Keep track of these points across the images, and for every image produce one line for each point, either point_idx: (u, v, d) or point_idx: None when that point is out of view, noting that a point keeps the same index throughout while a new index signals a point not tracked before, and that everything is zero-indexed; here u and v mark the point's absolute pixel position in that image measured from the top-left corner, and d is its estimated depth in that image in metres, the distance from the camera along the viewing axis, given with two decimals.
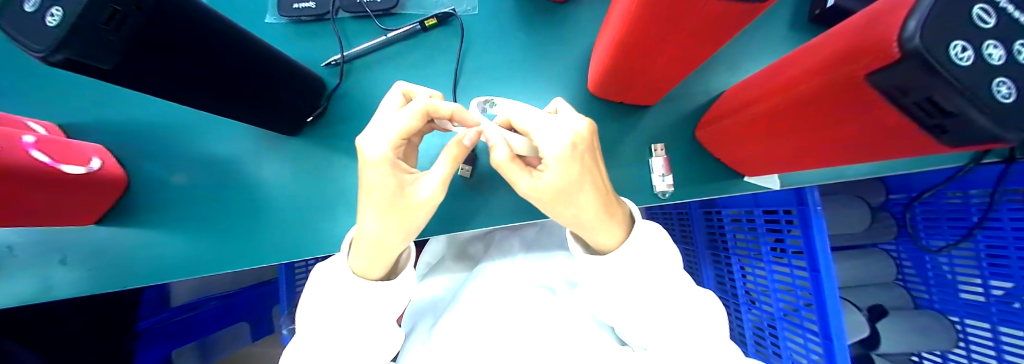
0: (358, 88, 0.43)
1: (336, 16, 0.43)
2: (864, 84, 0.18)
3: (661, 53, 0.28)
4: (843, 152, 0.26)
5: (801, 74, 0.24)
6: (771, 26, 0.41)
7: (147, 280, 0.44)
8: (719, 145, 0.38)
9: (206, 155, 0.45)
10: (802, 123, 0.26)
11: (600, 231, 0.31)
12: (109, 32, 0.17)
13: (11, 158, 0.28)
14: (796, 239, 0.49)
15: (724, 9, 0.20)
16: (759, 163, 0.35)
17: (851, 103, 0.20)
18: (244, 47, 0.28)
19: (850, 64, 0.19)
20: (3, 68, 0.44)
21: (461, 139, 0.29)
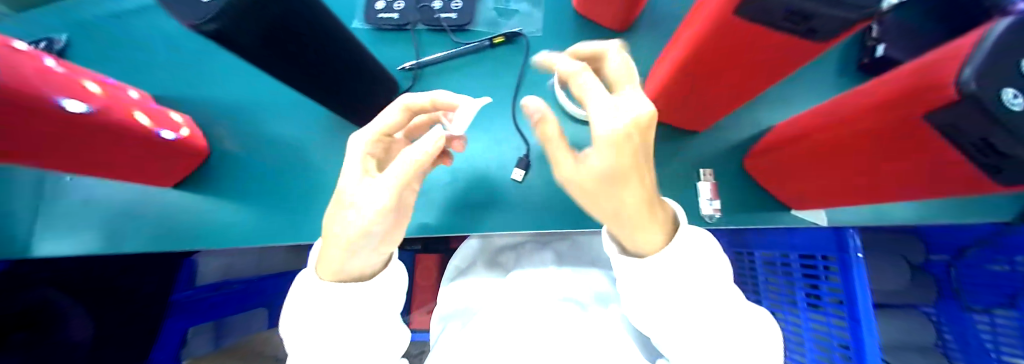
0: (424, 90, 0.47)
1: (415, 27, 0.48)
2: (914, 125, 0.21)
3: (721, 84, 0.32)
4: (892, 187, 0.28)
5: (853, 111, 0.26)
6: (817, 73, 0.45)
7: (202, 243, 0.48)
8: (766, 176, 0.40)
9: (287, 140, 0.51)
10: (852, 159, 0.28)
11: (639, 231, 0.25)
12: (246, 10, 0.20)
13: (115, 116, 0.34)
14: (834, 287, 0.47)
15: (789, 48, 0.23)
16: (807, 196, 0.37)
17: (901, 141, 0.23)
18: (331, 45, 0.31)
19: (897, 108, 0.22)
20: (143, 54, 0.54)
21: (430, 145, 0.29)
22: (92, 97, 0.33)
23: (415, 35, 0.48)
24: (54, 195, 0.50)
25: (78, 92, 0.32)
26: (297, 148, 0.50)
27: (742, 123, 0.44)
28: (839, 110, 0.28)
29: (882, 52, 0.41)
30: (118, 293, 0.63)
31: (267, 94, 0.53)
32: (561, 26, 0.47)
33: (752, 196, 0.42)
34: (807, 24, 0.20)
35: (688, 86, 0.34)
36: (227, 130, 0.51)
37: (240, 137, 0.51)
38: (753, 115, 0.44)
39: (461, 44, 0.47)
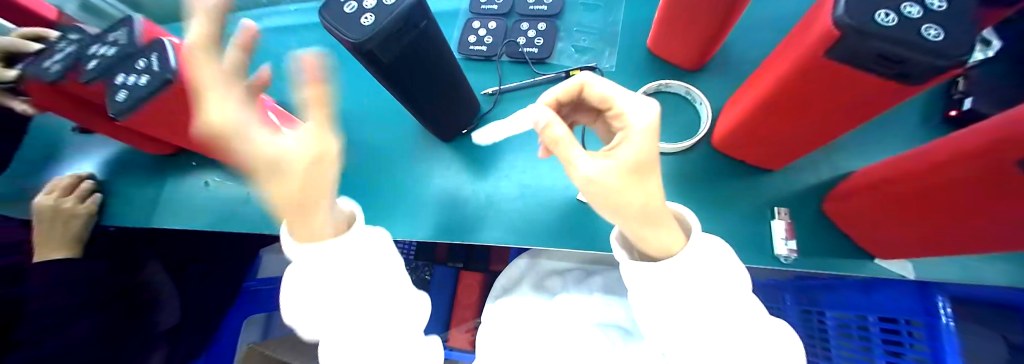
0: (503, 113, 0.52)
1: (499, 58, 0.54)
2: (1013, 172, 0.20)
3: (797, 123, 0.33)
4: (1002, 239, 0.26)
5: (946, 157, 0.26)
6: (894, 121, 0.46)
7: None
8: (852, 220, 0.39)
9: (373, 146, 0.56)
10: (947, 207, 0.27)
11: (659, 228, 0.29)
12: (393, 37, 0.27)
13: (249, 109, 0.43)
14: (921, 355, 0.47)
15: (870, 92, 0.24)
16: (901, 244, 0.35)
17: (1004, 189, 0.22)
18: (443, 77, 0.38)
19: (996, 155, 0.21)
20: (265, 64, 0.64)
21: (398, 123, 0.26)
22: None
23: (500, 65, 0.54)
24: (188, 175, 0.61)
25: None
26: (380, 154, 0.55)
27: (820, 166, 0.45)
28: (931, 155, 0.28)
29: (969, 106, 0.41)
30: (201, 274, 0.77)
31: (362, 104, 0.59)
32: (634, 63, 0.52)
33: (831, 238, 0.42)
34: (894, 68, 0.20)
35: (762, 120, 0.35)
36: None
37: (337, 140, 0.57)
38: (832, 160, 0.45)
39: (539, 74, 0.53)
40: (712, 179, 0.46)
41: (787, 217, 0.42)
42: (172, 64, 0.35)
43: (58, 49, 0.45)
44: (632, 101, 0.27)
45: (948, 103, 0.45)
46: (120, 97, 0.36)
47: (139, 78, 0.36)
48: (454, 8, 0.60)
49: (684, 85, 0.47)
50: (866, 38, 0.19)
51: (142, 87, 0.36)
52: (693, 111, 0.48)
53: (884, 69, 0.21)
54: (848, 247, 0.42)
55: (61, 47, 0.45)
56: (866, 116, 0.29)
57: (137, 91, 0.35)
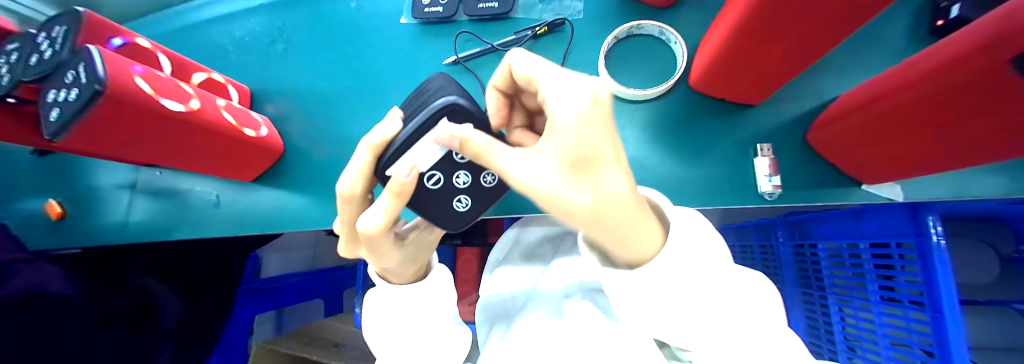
0: (471, 79, 0.50)
1: (459, 18, 0.52)
2: (1005, 75, 0.18)
3: (773, 52, 0.30)
4: (990, 148, 0.24)
5: (928, 68, 0.24)
6: (882, 35, 0.43)
7: (271, 226, 0.53)
8: (836, 148, 0.38)
9: (341, 130, 0.53)
10: (933, 120, 0.25)
11: (627, 231, 0.17)
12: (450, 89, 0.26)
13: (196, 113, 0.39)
14: (912, 276, 0.46)
15: (847, 6, 0.22)
16: (885, 165, 0.34)
17: (996, 93, 0.20)
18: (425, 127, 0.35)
19: (986, 56, 0.19)
20: (214, 55, 0.60)
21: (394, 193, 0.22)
22: (187, 98, 0.39)
23: (460, 28, 0.51)
24: None
25: (176, 95, 0.38)
26: (350, 139, 0.53)
27: (804, 93, 0.43)
28: (916, 64, 0.26)
29: (957, 12, 0.38)
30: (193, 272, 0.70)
31: (320, 87, 0.55)
32: (603, 7, 0.48)
33: (811, 169, 0.42)
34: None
35: (738, 53, 0.33)
36: (288, 122, 0.55)
37: (304, 129, 0.54)
38: (814, 87, 0.43)
39: (503, 31, 0.50)
40: (693, 124, 0.45)
41: (769, 154, 0.42)
42: (100, 72, 0.29)
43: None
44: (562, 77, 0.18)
45: (936, 12, 0.41)
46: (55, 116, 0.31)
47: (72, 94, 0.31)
48: None
49: (656, 24, 0.44)
50: None
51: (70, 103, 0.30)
52: (667, 51, 0.46)
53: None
54: (834, 176, 0.41)
55: None
56: (846, 31, 0.27)
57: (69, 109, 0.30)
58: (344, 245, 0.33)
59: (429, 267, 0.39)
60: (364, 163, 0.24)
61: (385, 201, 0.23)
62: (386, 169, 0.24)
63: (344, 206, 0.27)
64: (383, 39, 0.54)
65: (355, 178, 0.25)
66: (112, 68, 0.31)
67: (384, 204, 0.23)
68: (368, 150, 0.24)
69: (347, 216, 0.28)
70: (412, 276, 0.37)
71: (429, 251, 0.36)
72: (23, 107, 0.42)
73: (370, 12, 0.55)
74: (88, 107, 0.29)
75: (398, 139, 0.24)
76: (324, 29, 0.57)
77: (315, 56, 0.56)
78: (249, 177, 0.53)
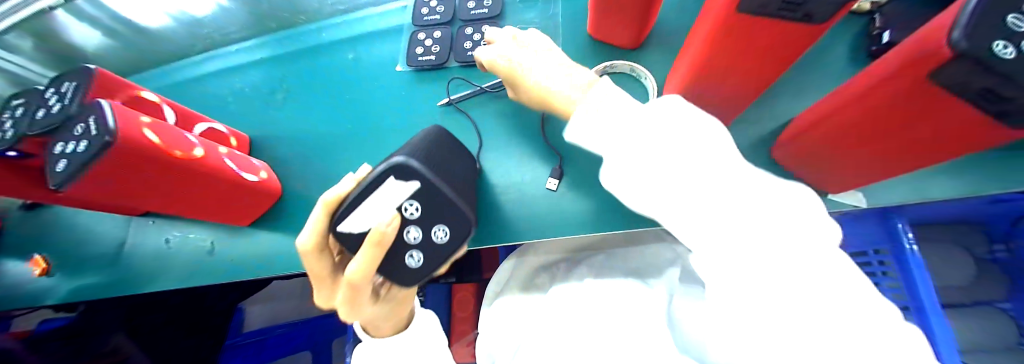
0: (463, 116, 0.53)
1: (450, 64, 0.56)
2: (929, 82, 0.21)
3: (732, 81, 0.34)
4: (930, 149, 0.27)
5: (864, 87, 0.28)
6: (824, 64, 0.50)
7: (266, 271, 0.52)
8: (801, 164, 0.42)
9: (338, 171, 0.55)
10: (878, 131, 0.29)
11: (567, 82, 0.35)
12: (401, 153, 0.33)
13: (198, 159, 0.40)
14: (893, 282, 0.50)
15: (789, 34, 0.26)
16: (847, 176, 0.37)
17: (922, 100, 0.23)
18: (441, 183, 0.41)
19: (912, 70, 0.22)
20: (213, 106, 0.63)
21: (372, 246, 0.26)
22: (192, 146, 0.41)
23: (453, 75, 0.55)
24: (143, 236, 0.58)
25: (181, 143, 0.40)
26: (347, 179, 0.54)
27: (765, 117, 0.48)
28: (855, 84, 0.30)
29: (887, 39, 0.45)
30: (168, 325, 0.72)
31: (318, 132, 0.57)
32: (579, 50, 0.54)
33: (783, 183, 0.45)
34: (798, 11, 0.22)
35: (702, 84, 0.37)
36: (285, 166, 0.56)
37: (302, 172, 0.56)
38: (775, 110, 0.48)
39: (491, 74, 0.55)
40: None
41: None
42: (110, 125, 0.33)
43: (2, 123, 0.41)
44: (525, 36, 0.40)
45: (871, 40, 0.49)
46: (60, 167, 0.33)
47: (79, 145, 0.33)
48: (398, 24, 0.61)
49: (627, 63, 0.50)
50: None
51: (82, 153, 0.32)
52: (639, 86, 0.50)
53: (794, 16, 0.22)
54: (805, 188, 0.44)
55: (3, 115, 0.42)
56: (790, 61, 0.31)
57: (78, 160, 0.32)
58: (319, 296, 0.34)
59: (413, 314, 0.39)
60: (319, 219, 0.29)
61: (362, 253, 0.26)
62: (340, 223, 0.29)
63: (311, 260, 0.30)
64: (380, 85, 0.58)
65: (312, 232, 0.29)
66: (122, 119, 0.34)
67: (361, 255, 0.27)
68: (322, 208, 0.29)
69: (315, 270, 0.31)
70: (394, 328, 0.37)
71: (410, 302, 0.37)
72: (24, 161, 0.44)
73: (368, 62, 0.60)
74: (96, 158, 0.32)
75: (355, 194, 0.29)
76: (323, 79, 0.60)
77: (315, 103, 0.59)
78: (244, 222, 0.53)
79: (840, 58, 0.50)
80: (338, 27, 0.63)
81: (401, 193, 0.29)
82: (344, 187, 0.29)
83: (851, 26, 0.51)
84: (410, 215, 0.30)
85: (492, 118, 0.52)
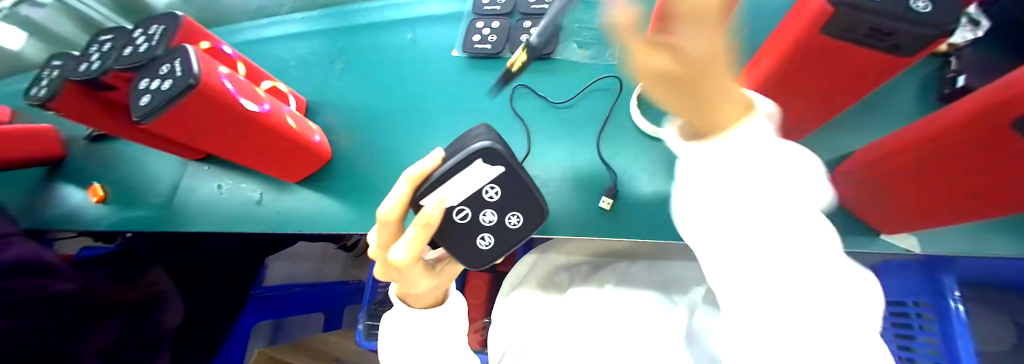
0: (516, 103, 0.55)
1: (505, 54, 0.58)
2: (1010, 131, 0.21)
3: (800, 103, 0.34)
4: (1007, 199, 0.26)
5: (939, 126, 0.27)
6: (886, 102, 0.49)
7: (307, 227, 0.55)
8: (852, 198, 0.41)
9: (383, 144, 0.57)
10: (948, 175, 0.28)
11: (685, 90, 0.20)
12: (475, 132, 0.29)
13: (262, 113, 0.43)
14: (932, 337, 0.47)
15: (872, 60, 0.26)
16: (901, 217, 0.36)
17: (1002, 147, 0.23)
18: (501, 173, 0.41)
19: (991, 115, 0.22)
20: (273, 66, 0.66)
21: (423, 229, 0.22)
22: (259, 100, 0.44)
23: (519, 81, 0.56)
24: (195, 179, 0.62)
25: (252, 96, 0.43)
26: (390, 152, 0.56)
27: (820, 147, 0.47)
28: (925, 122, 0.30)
29: (962, 83, 0.44)
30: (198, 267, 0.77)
31: (370, 103, 0.60)
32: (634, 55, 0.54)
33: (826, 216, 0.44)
34: (886, 41, 0.23)
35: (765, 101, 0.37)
36: (332, 132, 0.59)
37: (349, 140, 0.58)
38: (832, 142, 0.47)
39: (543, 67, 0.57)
40: None
41: None
42: (195, 70, 0.35)
43: (90, 55, 0.45)
44: None
45: (942, 82, 0.48)
46: (144, 101, 0.36)
47: (165, 84, 0.36)
48: (457, 10, 0.63)
49: None
50: (858, 13, 0.21)
51: (165, 93, 0.35)
52: None
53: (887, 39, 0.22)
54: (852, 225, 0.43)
55: (92, 48, 0.46)
56: (863, 89, 0.31)
57: (162, 97, 0.35)
58: (377, 265, 0.29)
59: (448, 294, 0.37)
60: (399, 194, 0.23)
61: (409, 235, 0.23)
62: (422, 198, 0.24)
63: (380, 234, 0.25)
64: (433, 67, 0.60)
65: (391, 205, 0.23)
66: (204, 67, 0.36)
67: (408, 238, 0.23)
68: (406, 182, 0.23)
69: (378, 248, 0.26)
70: (432, 301, 0.36)
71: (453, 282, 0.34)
72: (106, 94, 0.48)
73: (424, 43, 0.62)
74: (178, 97, 0.35)
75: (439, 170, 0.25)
76: (380, 55, 0.63)
77: (370, 76, 0.62)
78: (293, 179, 0.56)
79: (906, 97, 0.49)
80: (399, 6, 0.66)
81: (486, 177, 0.26)
82: (430, 161, 0.24)
83: (921, 66, 0.50)
84: (489, 198, 0.28)
85: (538, 112, 0.54)
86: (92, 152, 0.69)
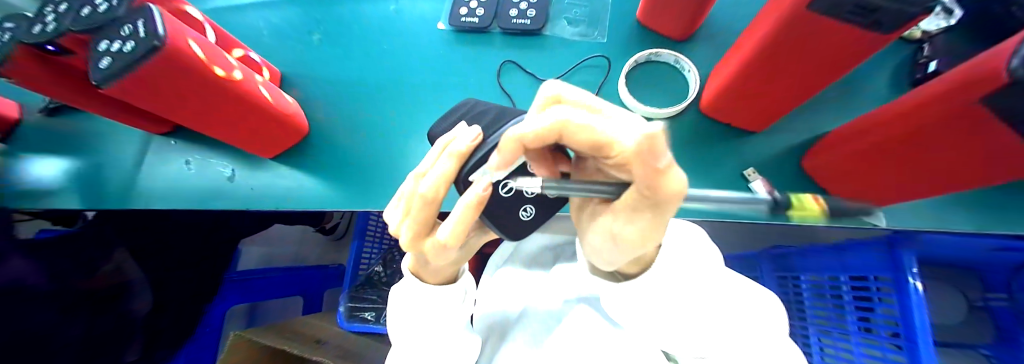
0: (505, 80, 0.58)
1: (492, 29, 0.60)
2: (977, 108, 0.22)
3: (786, 77, 0.36)
4: (968, 172, 0.28)
5: (914, 103, 0.28)
6: (859, 87, 0.52)
7: (281, 203, 0.53)
8: (833, 174, 0.44)
9: (372, 119, 0.56)
10: (917, 152, 0.30)
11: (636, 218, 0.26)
12: (502, 114, 0.30)
13: (234, 83, 0.40)
14: (889, 307, 0.49)
15: (851, 40, 0.27)
16: (871, 192, 0.39)
17: (965, 124, 0.24)
18: None
19: (963, 95, 0.23)
20: (249, 32, 0.62)
21: (478, 200, 0.23)
22: (231, 68, 0.41)
23: (506, 57, 0.59)
24: (164, 154, 0.59)
25: (223, 63, 0.40)
26: (378, 126, 0.56)
27: (797, 128, 0.52)
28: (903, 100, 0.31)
29: (934, 69, 0.47)
30: (160, 249, 0.72)
31: (352, 77, 0.59)
32: (625, 35, 0.59)
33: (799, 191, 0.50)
34: (869, 17, 0.22)
35: (753, 76, 0.38)
36: (315, 106, 0.57)
37: (331, 114, 0.57)
38: (811, 123, 0.51)
39: (535, 43, 0.60)
40: (707, 139, 0.54)
41: (758, 177, 0.50)
42: (160, 31, 0.32)
43: (43, 16, 0.38)
44: (576, 95, 0.18)
45: (916, 68, 0.51)
46: (104, 64, 0.33)
47: (127, 45, 0.33)
48: None
49: (673, 53, 0.55)
50: None
51: (126, 55, 0.32)
52: (681, 78, 0.56)
53: (861, 19, 0.23)
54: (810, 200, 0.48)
55: (45, 7, 0.39)
56: (844, 66, 0.32)
57: (123, 60, 0.32)
58: (406, 241, 0.28)
59: (461, 273, 0.39)
60: (446, 171, 0.24)
61: (458, 213, 0.24)
62: (467, 175, 0.25)
63: (420, 209, 0.25)
64: (421, 40, 0.60)
65: (438, 183, 0.23)
66: (169, 28, 0.33)
67: (456, 217, 0.24)
68: (451, 159, 0.24)
69: (416, 221, 0.26)
70: (446, 277, 0.38)
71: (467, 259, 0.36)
72: (62, 60, 0.42)
73: (415, 18, 0.61)
74: (143, 60, 0.32)
75: (480, 150, 0.26)
76: (363, 25, 0.62)
77: (354, 46, 0.61)
78: (270, 154, 0.54)
79: (880, 82, 0.52)
80: None
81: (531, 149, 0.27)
82: (471, 140, 0.24)
83: (896, 53, 0.53)
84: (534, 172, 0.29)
85: (524, 89, 0.58)
86: (39, 124, 0.63)
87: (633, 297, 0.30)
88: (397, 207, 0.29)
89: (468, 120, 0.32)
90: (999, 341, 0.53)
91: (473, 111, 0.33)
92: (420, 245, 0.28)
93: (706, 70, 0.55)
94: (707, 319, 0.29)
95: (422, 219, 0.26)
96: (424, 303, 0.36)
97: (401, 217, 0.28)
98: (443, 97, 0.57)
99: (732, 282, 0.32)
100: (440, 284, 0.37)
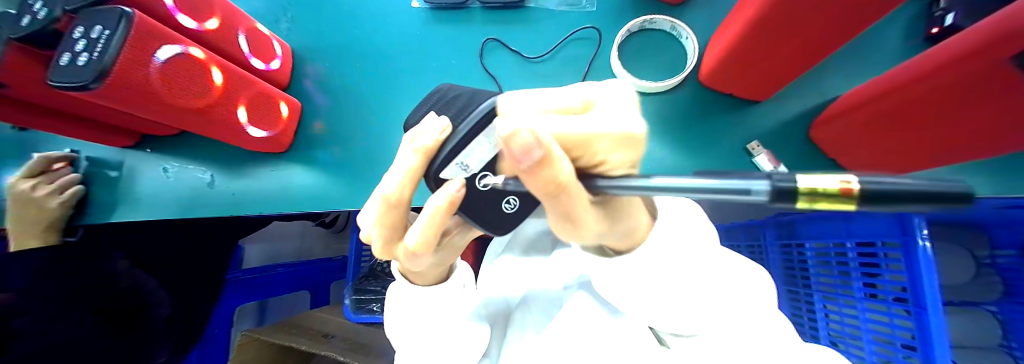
0: (488, 60, 0.55)
1: (471, 4, 0.56)
2: None
3: (791, 38, 0.33)
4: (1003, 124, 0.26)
5: (957, 54, 0.26)
6: (861, 47, 0.50)
7: (286, 207, 0.54)
8: (857, 139, 0.41)
9: (356, 113, 0.55)
10: (959, 101, 0.28)
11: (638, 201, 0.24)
12: (468, 94, 0.27)
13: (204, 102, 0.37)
14: (897, 274, 0.45)
15: None
16: (903, 155, 0.37)
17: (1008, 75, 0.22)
18: None
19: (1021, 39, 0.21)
20: None
21: (444, 205, 0.23)
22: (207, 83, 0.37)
23: (488, 35, 0.56)
24: (147, 161, 0.57)
25: (199, 84, 0.36)
26: (363, 120, 0.55)
27: (807, 94, 0.50)
28: (943, 53, 0.28)
29: (951, 20, 0.44)
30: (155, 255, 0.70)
31: (324, 69, 0.57)
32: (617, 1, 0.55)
33: (791, 160, 0.50)
34: None
35: (752, 41, 0.36)
36: None
37: (313, 110, 0.56)
38: (817, 87, 0.50)
39: (518, 17, 0.56)
40: (705, 112, 0.52)
41: (763, 150, 0.49)
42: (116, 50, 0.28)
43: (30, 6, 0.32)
44: (536, 100, 0.20)
45: (930, 21, 0.47)
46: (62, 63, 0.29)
47: (80, 58, 0.29)
48: None
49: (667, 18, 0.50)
50: None
51: (76, 68, 0.28)
52: (678, 46, 0.52)
53: None
54: (799, 168, 0.50)
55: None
56: (865, 21, 0.30)
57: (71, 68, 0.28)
58: (380, 247, 0.28)
59: (453, 269, 0.38)
60: (412, 168, 0.23)
61: (426, 218, 0.23)
62: (437, 172, 0.24)
63: (386, 212, 0.25)
64: (396, 22, 0.57)
65: (403, 183, 0.23)
66: (130, 50, 0.29)
67: (424, 221, 0.23)
68: (417, 155, 0.23)
69: (385, 227, 0.26)
70: (435, 278, 0.36)
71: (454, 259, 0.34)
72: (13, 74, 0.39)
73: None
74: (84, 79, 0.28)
75: (446, 144, 0.23)
76: (333, 10, 0.58)
77: (328, 34, 0.58)
78: None
79: (887, 40, 0.49)
80: None
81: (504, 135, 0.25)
82: (440, 133, 0.22)
83: (909, 5, 0.49)
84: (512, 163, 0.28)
85: (508, 69, 0.55)
86: None
87: (618, 277, 0.27)
88: (369, 210, 0.28)
89: (439, 108, 0.29)
90: (1005, 297, 0.50)
91: (446, 97, 0.31)
92: (392, 250, 0.29)
93: (705, 36, 0.52)
94: (708, 303, 0.26)
95: (390, 222, 0.26)
96: (420, 302, 0.35)
97: (371, 222, 0.28)
98: (421, 84, 0.55)
99: (715, 255, 0.29)
100: (429, 285, 0.36)
